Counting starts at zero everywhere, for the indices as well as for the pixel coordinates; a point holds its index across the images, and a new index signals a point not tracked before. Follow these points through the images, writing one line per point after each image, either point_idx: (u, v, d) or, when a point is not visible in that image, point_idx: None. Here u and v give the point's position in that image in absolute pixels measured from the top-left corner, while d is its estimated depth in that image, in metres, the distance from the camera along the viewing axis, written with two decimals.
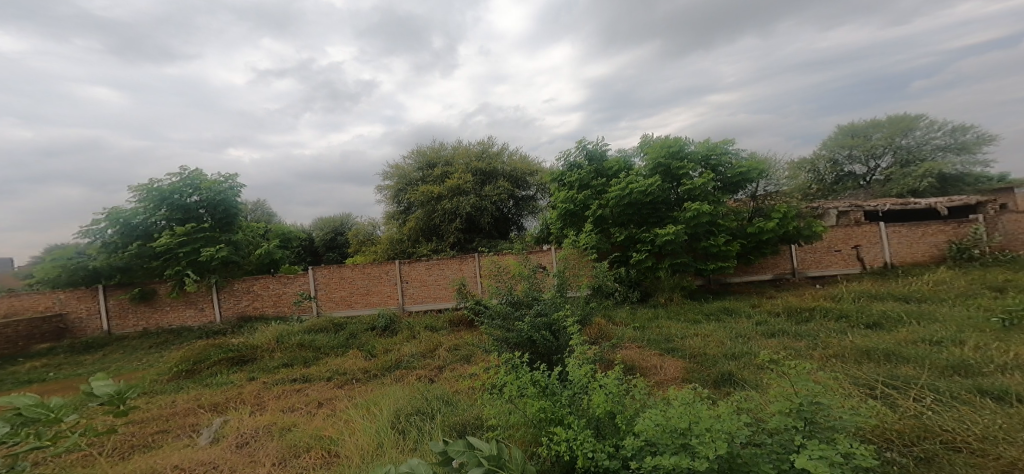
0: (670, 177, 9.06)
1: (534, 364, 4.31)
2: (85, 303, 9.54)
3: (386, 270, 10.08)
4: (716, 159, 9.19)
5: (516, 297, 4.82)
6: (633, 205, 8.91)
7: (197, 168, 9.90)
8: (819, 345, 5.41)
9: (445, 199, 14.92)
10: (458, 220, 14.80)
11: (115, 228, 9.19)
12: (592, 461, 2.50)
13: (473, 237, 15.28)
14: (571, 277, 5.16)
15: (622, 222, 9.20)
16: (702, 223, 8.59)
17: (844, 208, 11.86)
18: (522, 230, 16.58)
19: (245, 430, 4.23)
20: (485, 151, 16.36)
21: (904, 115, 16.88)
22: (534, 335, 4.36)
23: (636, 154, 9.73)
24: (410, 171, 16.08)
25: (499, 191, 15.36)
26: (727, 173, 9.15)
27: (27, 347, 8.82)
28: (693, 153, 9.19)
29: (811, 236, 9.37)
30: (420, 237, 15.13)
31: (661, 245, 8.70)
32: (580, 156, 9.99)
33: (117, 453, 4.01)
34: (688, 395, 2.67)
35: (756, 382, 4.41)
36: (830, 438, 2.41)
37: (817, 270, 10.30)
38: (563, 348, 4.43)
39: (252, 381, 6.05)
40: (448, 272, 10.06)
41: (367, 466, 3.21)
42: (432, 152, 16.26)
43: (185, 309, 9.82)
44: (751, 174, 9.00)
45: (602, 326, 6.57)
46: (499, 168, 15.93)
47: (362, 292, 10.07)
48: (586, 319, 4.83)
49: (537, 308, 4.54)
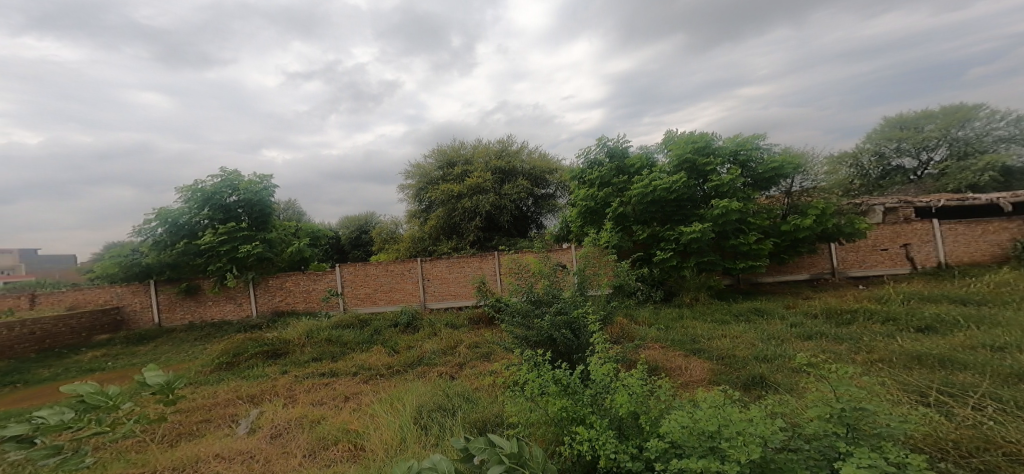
0: (696, 174, 8.81)
1: (554, 363, 4.28)
2: (138, 297, 10.30)
3: (409, 268, 10.25)
4: (746, 155, 8.90)
5: (536, 295, 4.80)
6: (656, 202, 8.72)
7: (235, 170, 10.34)
8: (862, 348, 5.15)
9: (466, 198, 15.03)
10: (478, 218, 14.90)
11: (165, 227, 9.72)
12: (614, 462, 2.46)
13: (492, 235, 15.38)
14: (591, 276, 5.05)
15: (645, 220, 8.99)
16: (731, 220, 8.31)
17: (891, 204, 11.25)
18: (541, 228, 16.62)
19: (278, 421, 4.40)
20: (505, 150, 16.46)
21: (960, 105, 15.81)
22: (554, 334, 4.34)
23: (660, 150, 9.51)
24: (430, 170, 16.27)
25: (519, 189, 15.40)
26: (758, 169, 8.85)
27: (88, 338, 9.49)
28: (721, 148, 8.94)
29: (853, 233, 8.91)
30: (440, 235, 15.29)
31: (686, 244, 8.47)
32: (601, 153, 9.83)
33: (167, 440, 4.24)
34: (718, 397, 2.59)
35: (791, 386, 4.23)
36: (877, 446, 2.31)
37: (860, 270, 9.78)
38: (584, 347, 4.38)
39: (285, 374, 6.30)
40: (468, 270, 10.09)
41: (390, 460, 3.30)
42: (453, 151, 16.37)
43: (224, 304, 10.33)
44: (784, 170, 8.65)
45: (624, 325, 6.46)
46: (519, 167, 15.97)
47: (385, 289, 10.28)
48: (607, 318, 4.76)
49: (556, 306, 4.53)
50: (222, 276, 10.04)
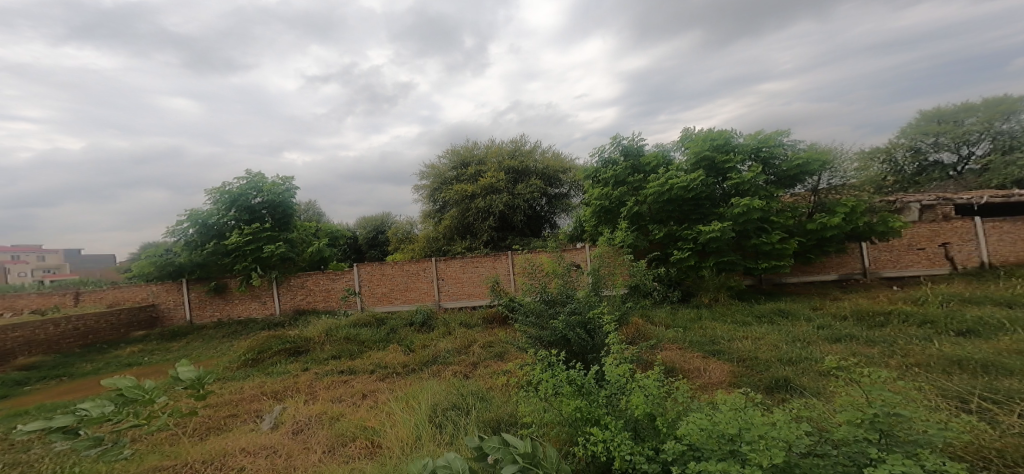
0: (715, 172, 8.63)
1: (568, 363, 4.25)
2: (172, 295, 10.75)
3: (424, 268, 10.33)
4: (768, 151, 8.64)
5: (551, 295, 4.82)
6: (672, 201, 8.57)
7: (260, 172, 10.63)
8: (896, 352, 4.94)
9: (479, 198, 15.05)
10: (491, 218, 14.94)
11: (195, 228, 10.07)
12: (629, 463, 2.43)
13: (506, 235, 15.40)
14: (606, 275, 5.00)
15: (661, 219, 8.85)
16: (751, 220, 8.11)
17: (929, 201, 10.77)
18: (555, 228, 16.58)
19: (300, 417, 4.51)
20: (518, 150, 16.44)
21: (1004, 97, 14.99)
22: (568, 333, 4.31)
23: (676, 148, 9.36)
24: (444, 171, 16.31)
25: (532, 189, 15.36)
26: (782, 166, 8.60)
27: (126, 334, 9.93)
28: (742, 145, 8.72)
29: (887, 231, 8.56)
30: (454, 235, 15.36)
31: (705, 243, 8.30)
32: (615, 152, 9.75)
33: (197, 433, 4.37)
34: (740, 400, 2.52)
35: (817, 390, 4.09)
36: (912, 453, 2.21)
37: (894, 270, 9.40)
38: (599, 347, 4.33)
39: (307, 371, 6.45)
40: (482, 270, 10.07)
41: (406, 457, 3.34)
42: (466, 151, 16.41)
43: (250, 302, 10.65)
44: (810, 166, 8.40)
45: (641, 326, 6.37)
46: (532, 166, 15.94)
47: (401, 288, 10.40)
48: (623, 318, 4.70)
49: (571, 306, 4.50)
50: (247, 276, 10.35)
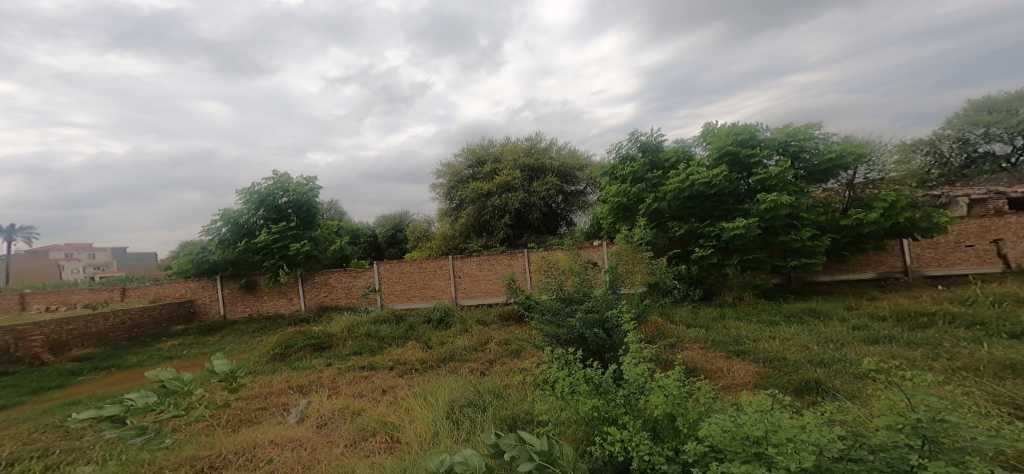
0: (739, 167, 8.36)
1: (585, 362, 4.20)
2: (207, 291, 11.22)
3: (441, 265, 10.40)
4: (797, 146, 8.34)
5: (567, 293, 4.80)
6: (694, 198, 8.36)
7: (285, 172, 10.95)
8: (942, 355, 4.68)
9: (495, 196, 15.04)
10: (507, 216, 14.96)
11: (228, 227, 10.45)
12: (648, 463, 2.38)
13: (521, 233, 15.42)
14: (624, 273, 4.91)
15: (682, 216, 8.68)
16: (779, 216, 7.82)
17: (979, 195, 10.18)
18: (571, 225, 16.52)
19: (324, 412, 4.63)
20: (533, 147, 16.35)
21: None
22: (585, 332, 4.26)
23: (696, 143, 9.13)
24: (460, 169, 16.31)
25: (547, 187, 15.29)
26: (812, 160, 8.26)
27: (168, 328, 10.42)
28: (769, 140, 8.42)
29: (931, 227, 8.11)
30: (470, 233, 15.40)
31: (728, 240, 8.04)
32: (633, 148, 9.51)
33: (228, 425, 4.49)
34: (766, 401, 2.44)
35: (852, 393, 3.92)
36: (959, 461, 2.08)
37: (939, 269, 8.91)
38: (616, 346, 4.27)
39: (330, 366, 6.61)
40: (498, 267, 10.13)
41: (424, 453, 3.38)
42: (481, 149, 16.40)
43: (277, 298, 11.01)
44: (844, 159, 8.05)
45: (661, 325, 6.24)
46: (548, 164, 15.84)
47: (419, 286, 10.51)
48: (641, 316, 4.60)
49: (587, 304, 4.44)
50: (275, 273, 10.67)
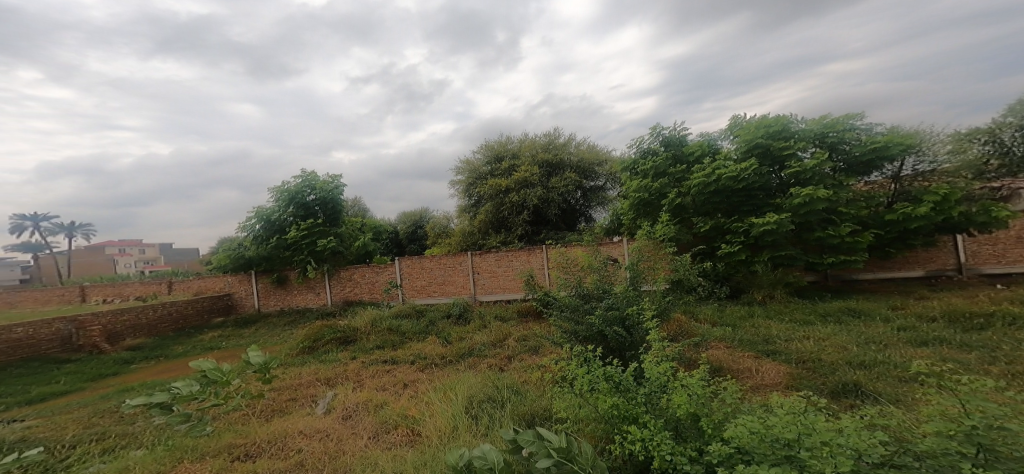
0: (770, 160, 7.98)
1: (604, 360, 4.12)
2: (244, 286, 11.71)
3: (460, 261, 10.47)
4: (836, 137, 7.93)
5: (585, 290, 4.71)
6: (720, 193, 8.08)
7: (313, 171, 11.26)
8: (999, 358, 4.36)
9: (512, 192, 15.05)
10: (526, 212, 14.92)
11: (261, 224, 10.85)
12: (670, 464, 2.30)
13: (540, 229, 15.36)
14: (645, 270, 4.78)
15: (707, 211, 8.38)
16: (814, 211, 7.45)
17: None
18: (591, 221, 16.33)
19: (349, 404, 4.74)
20: (552, 143, 16.15)
21: None
22: (604, 329, 4.17)
23: (723, 137, 8.83)
24: (478, 166, 16.35)
25: (567, 183, 15.16)
26: (854, 152, 7.86)
27: (209, 320, 10.92)
28: (804, 131, 8.02)
29: (990, 222, 7.59)
30: (489, 229, 15.42)
31: (758, 236, 7.75)
32: (655, 143, 9.34)
33: (262, 415, 4.63)
34: (798, 403, 2.33)
35: (895, 397, 3.71)
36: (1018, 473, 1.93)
37: (998, 266, 8.27)
38: (638, 344, 4.18)
39: (354, 360, 6.76)
40: (516, 264, 10.03)
41: (443, 447, 3.40)
42: (501, 146, 16.38)
43: (306, 292, 11.36)
44: (890, 150, 7.63)
45: (684, 323, 6.08)
46: (566, 159, 15.69)
47: (438, 282, 10.62)
48: (664, 314, 4.48)
49: (607, 302, 4.36)
50: (304, 268, 11.00)
